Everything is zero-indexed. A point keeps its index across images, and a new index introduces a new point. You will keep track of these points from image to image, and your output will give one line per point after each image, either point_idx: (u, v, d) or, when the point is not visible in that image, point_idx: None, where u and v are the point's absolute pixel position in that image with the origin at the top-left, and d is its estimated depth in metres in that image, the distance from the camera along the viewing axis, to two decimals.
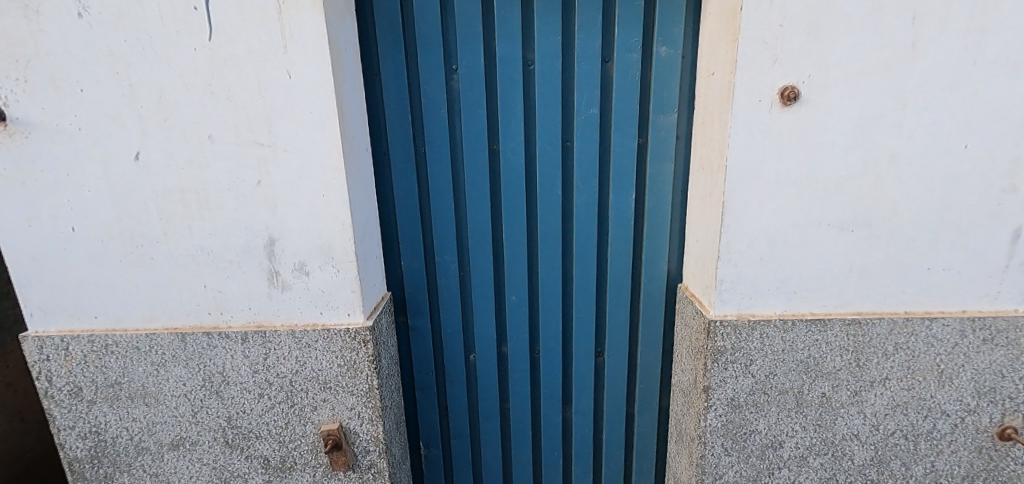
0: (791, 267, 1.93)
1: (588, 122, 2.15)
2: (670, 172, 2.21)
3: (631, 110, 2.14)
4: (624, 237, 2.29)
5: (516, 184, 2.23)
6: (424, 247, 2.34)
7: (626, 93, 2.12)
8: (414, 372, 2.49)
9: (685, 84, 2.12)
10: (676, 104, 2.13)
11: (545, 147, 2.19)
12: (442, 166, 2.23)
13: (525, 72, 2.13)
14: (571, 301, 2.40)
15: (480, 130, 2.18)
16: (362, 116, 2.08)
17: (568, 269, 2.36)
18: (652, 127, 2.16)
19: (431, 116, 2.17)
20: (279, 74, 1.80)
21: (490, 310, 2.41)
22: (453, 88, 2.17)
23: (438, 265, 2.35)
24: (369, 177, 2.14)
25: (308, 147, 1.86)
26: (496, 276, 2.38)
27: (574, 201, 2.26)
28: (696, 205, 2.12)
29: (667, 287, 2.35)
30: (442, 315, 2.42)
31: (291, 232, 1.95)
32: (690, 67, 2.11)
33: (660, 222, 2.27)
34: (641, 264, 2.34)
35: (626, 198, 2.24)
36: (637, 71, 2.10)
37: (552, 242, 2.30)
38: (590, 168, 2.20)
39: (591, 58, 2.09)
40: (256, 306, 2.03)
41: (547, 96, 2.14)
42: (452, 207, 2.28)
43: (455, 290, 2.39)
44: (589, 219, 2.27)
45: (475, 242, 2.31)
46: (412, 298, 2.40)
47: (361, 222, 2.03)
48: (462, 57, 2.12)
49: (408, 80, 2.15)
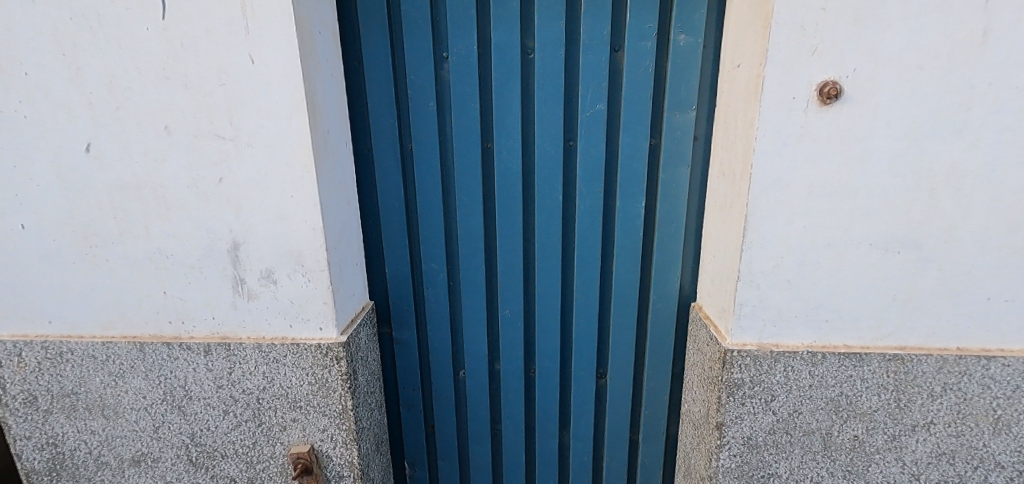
0: (823, 292, 1.66)
1: (594, 120, 1.91)
2: (686, 178, 1.95)
3: (643, 107, 1.89)
4: (631, 249, 2.04)
5: (511, 188, 2.00)
6: (410, 254, 2.13)
7: (638, 88, 1.87)
8: (399, 388, 2.29)
9: (705, 79, 1.86)
10: (694, 101, 1.87)
11: (544, 147, 1.95)
12: (431, 165, 2.01)
13: (523, 62, 1.90)
14: (571, 317, 2.17)
15: (473, 127, 1.95)
16: (340, 107, 1.87)
17: (568, 282, 2.13)
18: (666, 126, 1.90)
19: (419, 110, 1.95)
20: (240, 59, 1.59)
21: (482, 324, 2.20)
22: (443, 79, 1.94)
23: (426, 274, 2.14)
24: (348, 176, 1.94)
25: (274, 142, 1.66)
26: (488, 286, 2.16)
27: (576, 207, 2.02)
28: (714, 217, 1.86)
29: (679, 306, 2.11)
30: (430, 328, 2.22)
31: (257, 236, 1.76)
32: (711, 58, 1.84)
33: (673, 233, 2.02)
34: (650, 279, 2.09)
35: (634, 206, 1.99)
36: (651, 62, 1.84)
37: (551, 252, 2.07)
38: (595, 171, 1.96)
39: (598, 47, 1.84)
40: (220, 316, 1.85)
41: (548, 89, 1.90)
42: (441, 211, 2.06)
43: (443, 301, 2.18)
44: (593, 229, 2.03)
45: (465, 250, 2.10)
46: (397, 309, 2.19)
47: (336, 226, 1.83)
48: (453, 44, 1.89)
49: (394, 70, 1.93)
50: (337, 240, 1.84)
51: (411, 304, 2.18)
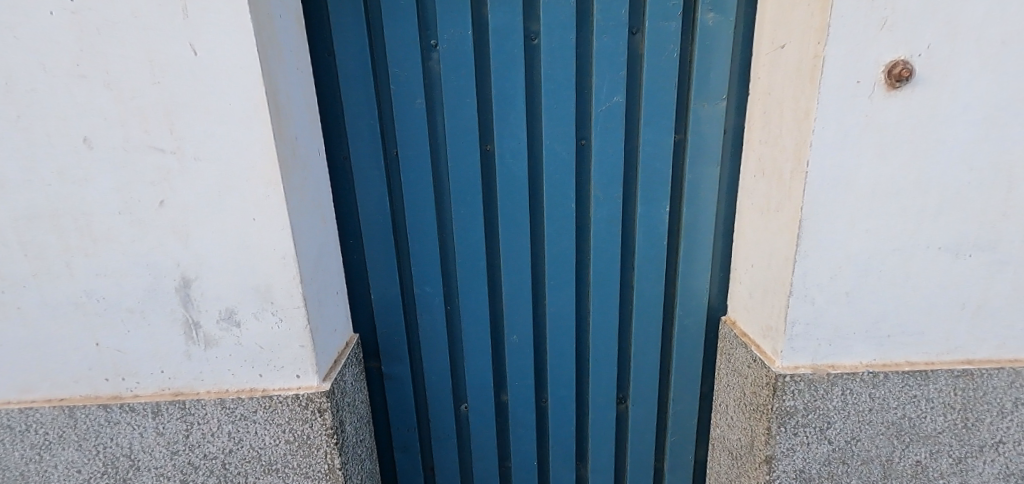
0: (886, 305, 1.45)
1: (610, 114, 1.65)
2: (716, 177, 1.72)
3: (666, 98, 1.64)
4: (655, 259, 1.80)
5: (516, 197, 1.73)
6: (399, 276, 1.83)
7: (660, 76, 1.62)
8: (391, 428, 1.99)
9: (736, 63, 1.63)
10: (724, 89, 1.64)
11: (554, 147, 1.68)
12: (421, 173, 1.71)
13: (526, 49, 1.62)
14: (586, 338, 1.92)
15: (469, 126, 1.66)
16: (308, 108, 1.54)
17: (583, 300, 1.88)
18: (693, 119, 1.66)
19: (404, 108, 1.65)
20: (179, 50, 1.25)
21: (485, 352, 1.91)
22: (432, 71, 1.64)
23: (419, 298, 1.84)
24: (323, 190, 1.62)
25: (229, 154, 1.33)
26: (491, 308, 1.88)
27: (591, 215, 1.76)
28: (751, 221, 1.63)
29: (707, 320, 1.88)
30: (425, 359, 1.92)
31: (212, 269, 1.42)
32: (743, 40, 1.61)
33: (702, 240, 1.79)
34: (675, 292, 1.85)
35: (658, 211, 1.75)
36: (675, 46, 1.60)
37: (563, 268, 1.81)
38: (611, 173, 1.71)
39: (614, 30, 1.58)
40: (171, 369, 1.51)
41: (557, 80, 1.63)
42: (435, 225, 1.76)
43: (440, 328, 1.89)
44: (611, 239, 1.78)
45: (464, 270, 1.81)
46: (387, 341, 1.89)
47: (310, 251, 1.51)
48: (442, 29, 1.59)
49: (373, 61, 1.62)
50: (313, 268, 1.52)
51: (403, 334, 1.88)
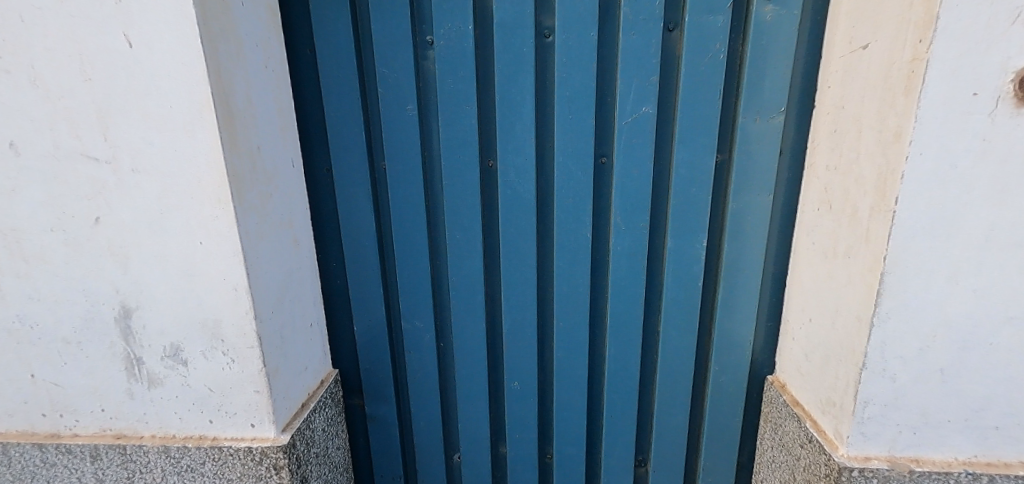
0: (994, 389, 1.10)
1: (638, 128, 1.37)
2: (767, 208, 1.40)
3: (708, 110, 1.34)
4: (687, 303, 1.50)
5: (522, 222, 1.46)
6: (385, 307, 1.58)
7: (702, 83, 1.33)
8: (374, 476, 1.75)
9: (799, 69, 1.30)
10: (783, 101, 1.32)
11: (567, 165, 1.41)
12: (411, 191, 1.47)
13: (538, 49, 1.35)
14: (602, 390, 1.63)
15: (468, 139, 1.41)
16: (280, 113, 1.33)
17: (598, 345, 1.59)
18: (740, 136, 1.35)
19: (393, 115, 1.41)
20: (111, 41, 1.05)
21: (482, 399, 1.65)
22: (428, 73, 1.40)
23: (407, 333, 1.60)
24: (296, 208, 1.40)
25: (171, 166, 1.12)
26: (491, 348, 1.62)
27: (610, 246, 1.48)
28: (811, 265, 1.30)
29: (750, 378, 1.55)
30: (412, 403, 1.67)
31: (155, 299, 1.22)
32: (810, 40, 1.28)
33: (747, 283, 1.47)
34: (710, 343, 1.54)
35: (693, 246, 1.45)
36: (722, 46, 1.30)
37: (575, 308, 1.53)
38: (637, 198, 1.43)
39: (645, 26, 1.30)
40: (112, 409, 1.31)
41: (574, 86, 1.35)
42: (427, 252, 1.52)
43: (431, 369, 1.63)
44: (634, 276, 1.49)
45: (459, 304, 1.56)
46: (370, 379, 1.65)
47: (272, 281, 1.29)
48: (439, 24, 1.34)
49: (359, 59, 1.39)
50: (275, 300, 1.30)
51: (388, 373, 1.64)
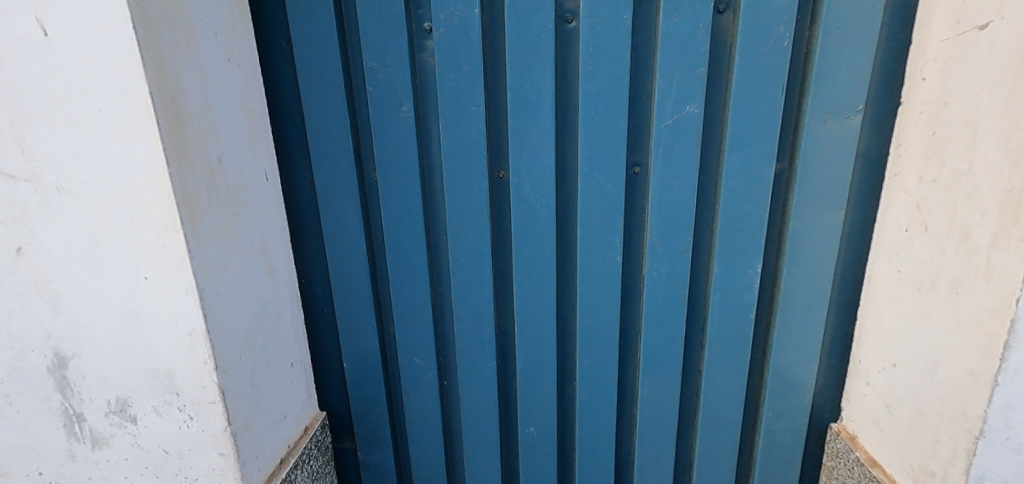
0: None
1: (680, 131, 1.14)
2: (837, 227, 1.15)
3: (767, 108, 1.11)
4: (737, 337, 1.27)
5: (539, 244, 1.24)
6: (379, 342, 1.36)
7: (760, 75, 1.09)
8: None
9: (882, 56, 1.06)
10: (862, 96, 1.07)
11: (594, 177, 1.18)
12: (408, 208, 1.24)
13: (558, 37, 1.12)
14: (631, 436, 1.40)
15: (476, 146, 1.18)
16: (249, 116, 1.10)
17: (628, 384, 1.36)
18: (807, 141, 1.11)
19: (384, 118, 1.18)
20: (22, 29, 0.84)
21: (493, 446, 1.43)
22: (426, 66, 1.17)
23: (405, 371, 1.38)
24: (271, 229, 1.18)
25: (105, 184, 0.90)
26: (503, 388, 1.40)
27: (644, 271, 1.25)
28: (896, 298, 1.06)
29: (808, 425, 1.31)
30: (412, 449, 1.46)
31: (93, 346, 0.99)
32: (897, 20, 1.03)
33: (809, 316, 1.22)
34: (761, 383, 1.31)
35: (745, 271, 1.22)
36: (787, 31, 1.06)
37: (601, 342, 1.31)
38: (677, 216, 1.19)
39: (690, 7, 1.07)
40: (50, 472, 1.08)
41: (603, 82, 1.13)
42: (426, 277, 1.29)
43: (432, 412, 1.41)
44: (672, 306, 1.26)
45: (464, 337, 1.34)
46: (363, 423, 1.43)
47: (242, 320, 1.06)
48: (439, 7, 1.12)
49: (343, 52, 1.17)
50: (244, 344, 1.07)
51: (384, 416, 1.42)
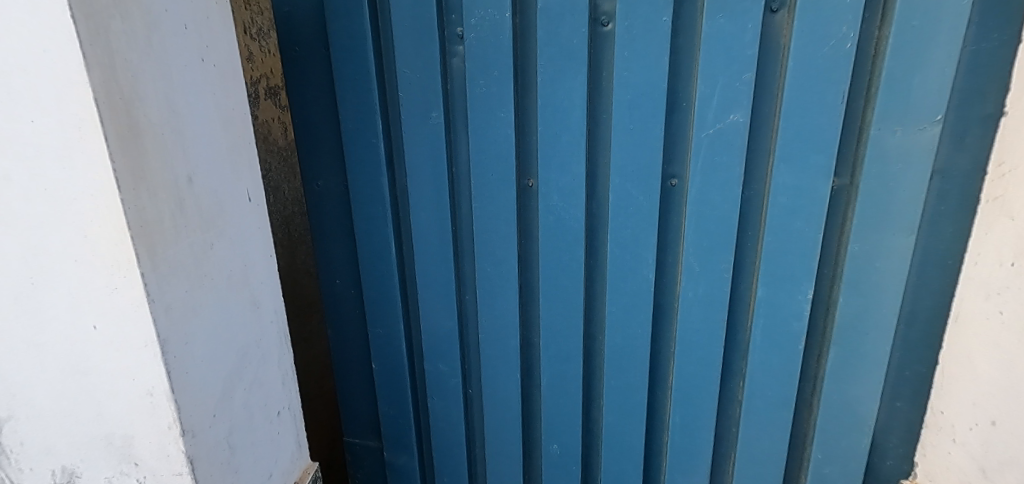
0: None
1: (723, 142, 1.00)
2: (907, 252, 1.00)
3: (826, 118, 0.95)
4: (784, 370, 1.13)
5: (564, 258, 1.15)
6: (406, 347, 1.36)
7: (818, 81, 0.94)
8: None
9: (969, 59, 0.90)
10: (942, 105, 0.91)
11: (626, 189, 1.07)
12: (435, 216, 1.20)
13: (591, 38, 1.02)
14: (661, 462, 1.30)
15: (505, 153, 1.11)
16: (226, 124, 0.92)
17: (658, 408, 1.26)
18: (871, 154, 0.96)
19: (416, 125, 1.14)
20: None
21: (514, 461, 1.39)
22: (456, 73, 1.11)
23: (431, 380, 1.36)
24: (255, 257, 1.00)
25: (40, 212, 0.72)
26: (527, 404, 1.34)
27: (678, 292, 1.13)
28: (998, 344, 0.92)
29: (867, 472, 1.17)
30: (435, 456, 1.46)
31: (30, 408, 0.81)
32: (987, 15, 0.87)
33: (870, 352, 1.07)
34: (809, 417, 1.17)
35: (792, 297, 1.07)
36: (851, 31, 0.90)
37: (632, 366, 1.20)
38: (718, 234, 1.06)
39: (739, 6, 0.93)
40: None
41: (638, 88, 1.01)
42: (452, 288, 1.25)
43: (456, 421, 1.39)
44: (710, 332, 1.13)
45: (489, 351, 1.29)
46: (392, 426, 1.46)
47: (218, 370, 0.89)
48: (468, 11, 1.05)
49: (376, 55, 1.13)
50: (221, 398, 0.90)
51: (410, 419, 1.43)
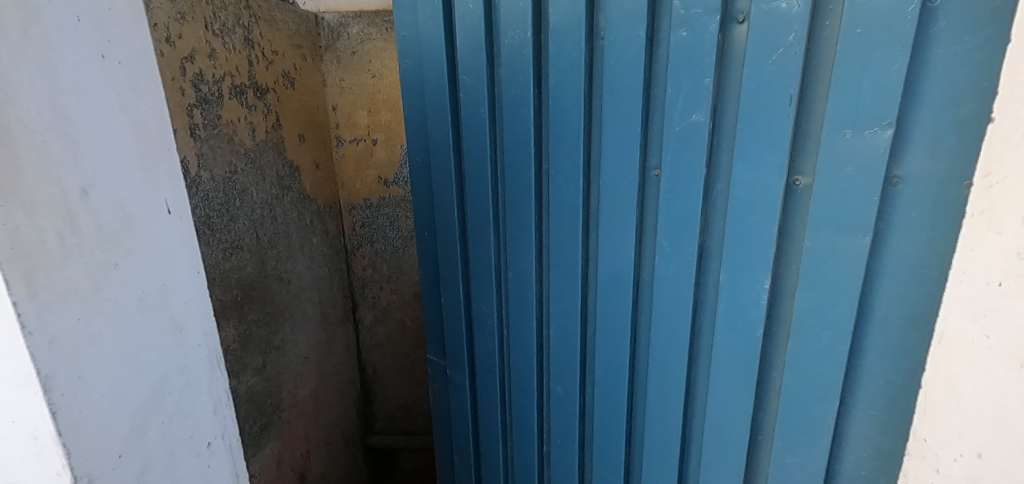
0: None
1: (686, 140, 1.10)
2: (863, 255, 0.97)
3: (779, 122, 0.99)
4: (744, 356, 1.15)
5: (569, 224, 1.33)
6: (462, 279, 1.63)
7: (768, 87, 0.99)
8: (451, 431, 1.88)
9: (936, 63, 0.87)
10: (896, 109, 0.90)
11: (613, 176, 1.22)
12: (481, 185, 1.46)
13: (589, 50, 1.20)
14: (640, 430, 1.38)
15: (528, 141, 1.33)
16: (138, 129, 0.83)
17: (638, 374, 1.35)
18: (823, 156, 0.97)
19: (472, 120, 1.42)
20: None
21: (526, 390, 1.59)
22: (501, 79, 1.34)
23: (476, 317, 1.63)
24: (180, 274, 0.92)
25: None
26: (541, 350, 1.54)
27: (653, 268, 1.23)
28: (986, 373, 0.85)
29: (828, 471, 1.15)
30: (480, 376, 1.71)
31: None
32: (960, 20, 0.84)
33: (828, 352, 1.05)
34: (767, 415, 1.18)
35: (751, 285, 1.10)
36: (797, 40, 0.95)
37: (616, 333, 1.33)
38: (682, 217, 1.15)
39: (698, 21, 1.03)
40: None
41: (619, 93, 1.17)
42: (492, 237, 1.50)
43: (493, 350, 1.64)
44: (675, 311, 1.22)
45: (515, 296, 1.51)
46: (453, 345, 1.73)
47: (125, 405, 0.80)
48: (504, 33, 1.29)
49: (451, 56, 1.42)
50: (129, 435, 0.81)
51: (462, 337, 1.70)
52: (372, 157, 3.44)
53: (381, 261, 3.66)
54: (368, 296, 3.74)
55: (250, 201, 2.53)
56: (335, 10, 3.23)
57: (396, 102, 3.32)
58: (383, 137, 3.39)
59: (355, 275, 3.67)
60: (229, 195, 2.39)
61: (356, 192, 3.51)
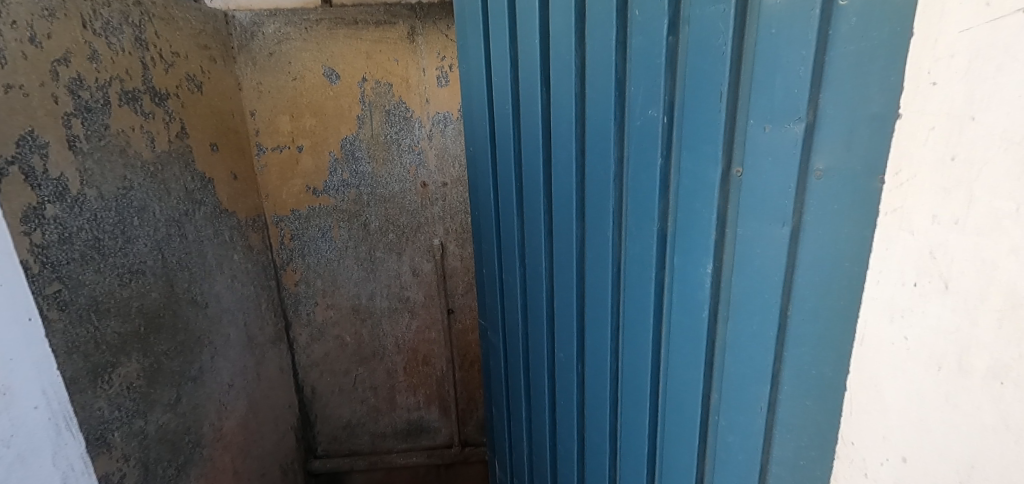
0: None
1: (646, 137, 1.11)
2: (785, 248, 0.91)
3: (713, 119, 0.96)
4: (693, 335, 1.10)
5: (566, 202, 1.40)
6: (506, 242, 1.79)
7: (700, 81, 0.97)
8: (506, 371, 2.05)
9: (845, 60, 0.79)
10: (807, 101, 0.83)
11: (595, 163, 1.27)
12: (513, 160, 1.62)
13: (580, 53, 1.27)
14: (620, 395, 1.38)
15: (536, 128, 1.46)
16: None
17: (616, 347, 1.36)
18: (749, 151, 0.92)
19: (508, 109, 1.59)
20: None
21: (544, 342, 1.68)
22: (522, 72, 1.47)
23: (512, 273, 1.78)
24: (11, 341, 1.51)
25: None
26: (551, 310, 1.62)
27: (625, 249, 1.24)
28: (902, 373, 0.81)
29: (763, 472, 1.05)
30: (516, 326, 1.85)
31: None
32: (868, 16, 0.76)
33: (758, 340, 0.98)
34: (712, 402, 1.11)
35: (697, 271, 1.06)
36: (727, 41, 0.92)
37: (600, 305, 1.37)
38: (645, 203, 1.15)
39: (649, 25, 1.05)
40: None
41: (595, 91, 1.22)
42: (519, 208, 1.66)
43: (523, 306, 1.78)
44: (643, 291, 1.21)
45: (536, 263, 1.61)
46: (505, 295, 1.89)
47: None
48: (521, 36, 1.45)
49: (496, 55, 1.60)
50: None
51: (509, 293, 1.85)
52: (297, 165, 3.22)
53: (315, 275, 3.42)
54: (301, 313, 3.49)
55: (151, 219, 2.26)
56: (245, 8, 2.97)
57: (320, 106, 3.13)
58: (309, 143, 3.19)
59: (286, 291, 3.42)
60: (124, 213, 2.10)
61: (282, 202, 3.27)
